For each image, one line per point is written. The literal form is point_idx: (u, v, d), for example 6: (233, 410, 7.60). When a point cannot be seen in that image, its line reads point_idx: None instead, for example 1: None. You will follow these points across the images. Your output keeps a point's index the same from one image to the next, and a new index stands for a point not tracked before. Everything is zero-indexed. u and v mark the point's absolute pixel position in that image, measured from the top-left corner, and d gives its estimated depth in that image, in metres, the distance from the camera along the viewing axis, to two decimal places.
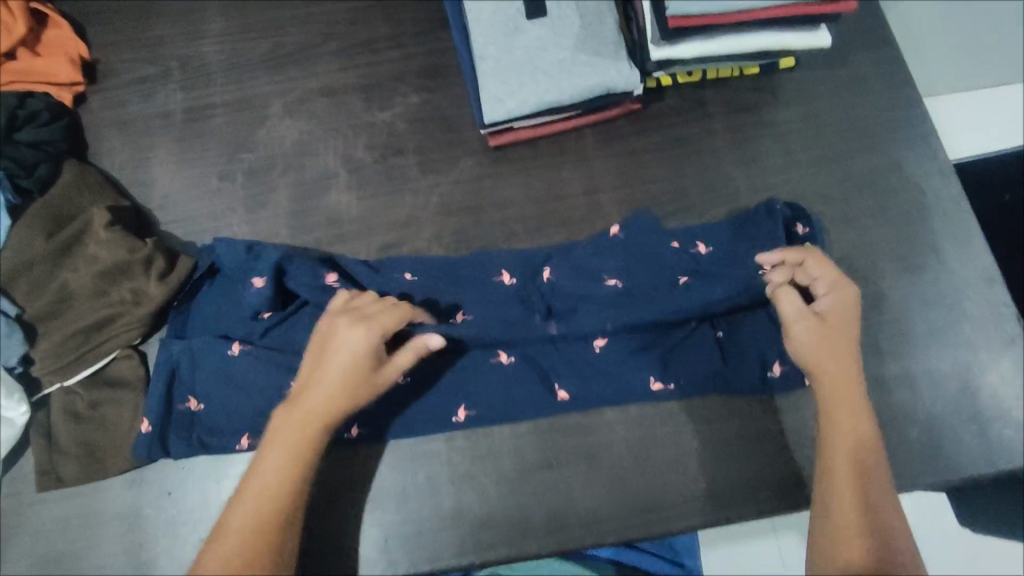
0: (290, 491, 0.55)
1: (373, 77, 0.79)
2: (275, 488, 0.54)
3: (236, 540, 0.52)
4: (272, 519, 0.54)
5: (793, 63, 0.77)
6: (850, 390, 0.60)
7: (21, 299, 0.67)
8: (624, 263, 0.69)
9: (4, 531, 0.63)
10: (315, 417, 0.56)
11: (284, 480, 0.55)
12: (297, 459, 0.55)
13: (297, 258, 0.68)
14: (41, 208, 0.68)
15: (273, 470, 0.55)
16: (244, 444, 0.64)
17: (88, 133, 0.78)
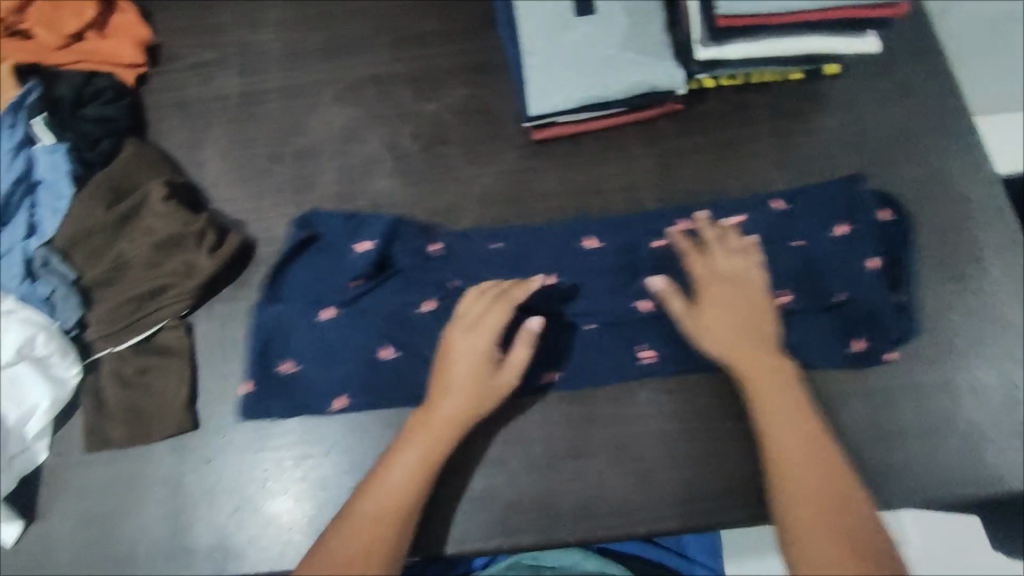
0: (413, 491, 0.58)
1: (422, 70, 0.81)
2: (388, 508, 0.57)
3: (366, 527, 0.56)
4: (400, 513, 0.57)
5: (836, 70, 0.78)
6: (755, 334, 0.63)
7: (80, 264, 0.69)
8: (659, 247, 0.71)
9: (51, 487, 0.66)
10: (453, 427, 0.61)
11: (404, 492, 0.58)
12: (426, 468, 0.59)
13: (405, 223, 0.73)
14: (102, 180, 0.71)
15: (400, 472, 0.59)
16: (338, 405, 0.66)
17: (147, 113, 0.81)
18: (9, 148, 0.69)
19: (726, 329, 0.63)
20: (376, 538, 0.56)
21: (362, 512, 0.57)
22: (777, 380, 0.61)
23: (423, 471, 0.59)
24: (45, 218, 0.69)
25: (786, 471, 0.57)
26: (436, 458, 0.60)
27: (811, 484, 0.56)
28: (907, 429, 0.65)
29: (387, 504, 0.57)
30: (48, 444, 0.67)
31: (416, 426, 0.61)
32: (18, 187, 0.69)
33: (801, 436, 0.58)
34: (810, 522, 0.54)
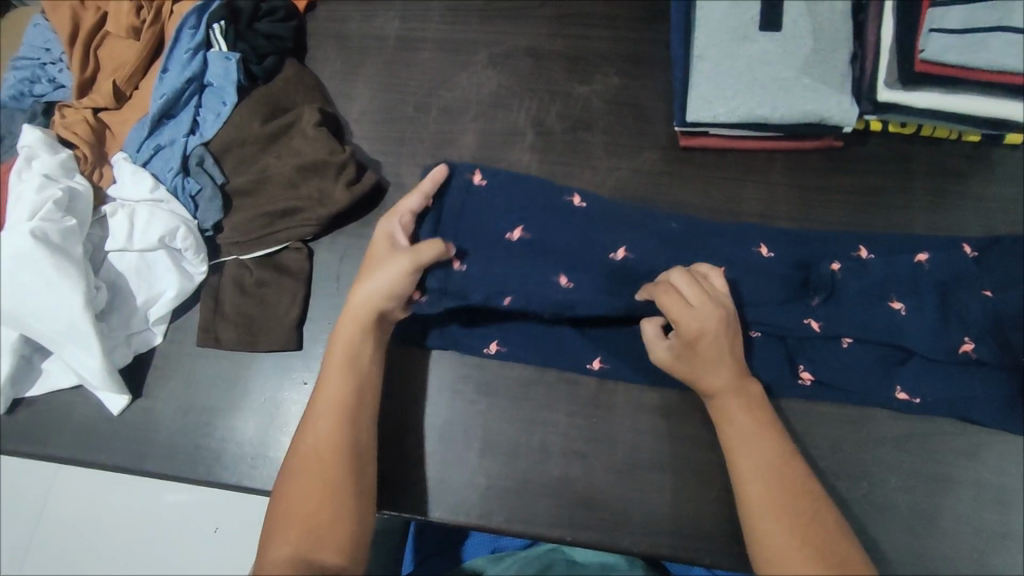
0: (352, 387, 0.60)
1: (580, 50, 0.80)
2: (335, 411, 0.59)
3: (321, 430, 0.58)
4: (345, 409, 0.59)
5: (1021, 140, 0.72)
6: (704, 359, 0.60)
7: (227, 171, 0.73)
8: (787, 280, 0.68)
9: (162, 370, 0.70)
10: (364, 322, 0.62)
11: (344, 395, 0.60)
12: (350, 365, 0.61)
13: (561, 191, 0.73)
14: (264, 94, 0.74)
15: (333, 374, 0.61)
16: (492, 348, 0.69)
17: (309, 39, 0.84)
18: (189, 47, 0.73)
19: (709, 365, 0.59)
20: (334, 441, 0.57)
21: (314, 419, 0.58)
22: (752, 428, 0.57)
23: (351, 370, 0.61)
24: (206, 120, 0.73)
25: (745, 468, 0.56)
26: (356, 355, 0.62)
27: (775, 497, 0.54)
28: (1012, 533, 0.61)
29: (331, 408, 0.59)
30: (164, 330, 0.71)
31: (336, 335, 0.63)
32: (190, 86, 0.72)
33: (765, 451, 0.56)
34: (775, 531, 0.53)
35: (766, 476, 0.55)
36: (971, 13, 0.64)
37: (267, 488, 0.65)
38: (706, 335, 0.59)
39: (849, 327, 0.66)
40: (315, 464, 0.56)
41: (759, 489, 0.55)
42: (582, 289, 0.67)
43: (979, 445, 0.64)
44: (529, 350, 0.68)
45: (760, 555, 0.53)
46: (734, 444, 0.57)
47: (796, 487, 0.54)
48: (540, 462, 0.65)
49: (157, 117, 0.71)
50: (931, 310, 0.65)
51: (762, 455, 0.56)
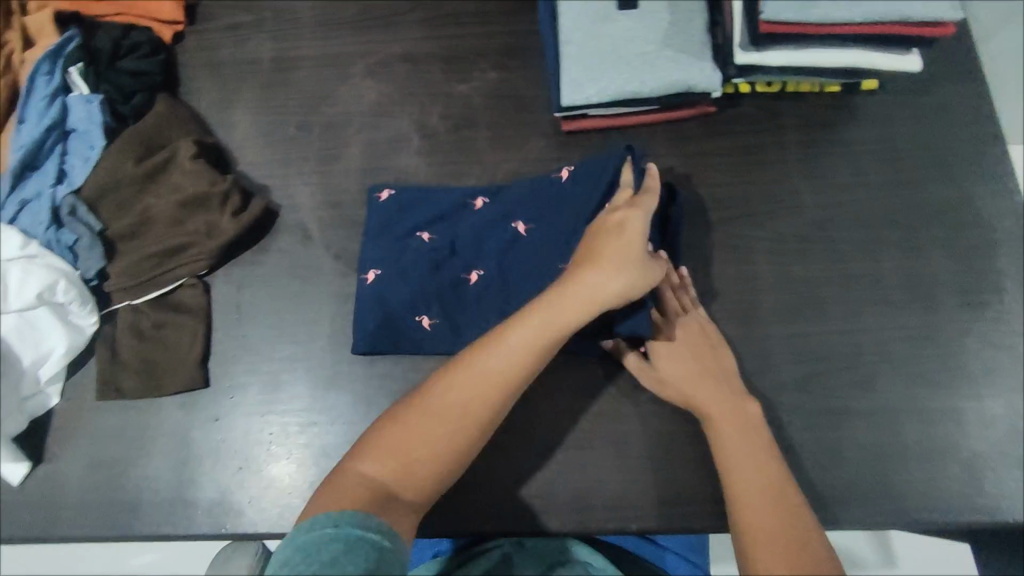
0: (526, 373, 0.59)
1: (456, 50, 0.81)
2: (504, 383, 0.59)
3: (467, 396, 0.58)
4: (504, 381, 0.59)
5: (875, 85, 0.76)
6: (700, 361, 0.65)
7: (105, 216, 0.70)
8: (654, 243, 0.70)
9: (62, 432, 0.67)
10: (598, 303, 0.60)
11: (509, 368, 0.59)
12: (541, 346, 0.59)
13: (433, 195, 0.73)
14: (135, 133, 0.72)
15: (512, 352, 0.59)
16: (362, 343, 0.68)
17: (181, 71, 0.82)
18: (44, 94, 0.70)
19: (693, 377, 0.64)
20: (484, 399, 0.58)
21: (462, 377, 0.59)
22: (737, 427, 0.61)
23: (548, 341, 0.59)
24: (75, 167, 0.70)
25: (728, 459, 0.59)
26: (563, 330, 0.59)
27: (756, 479, 0.58)
28: (909, 453, 0.64)
29: (513, 374, 0.59)
30: (61, 389, 0.68)
31: (508, 325, 0.60)
32: (51, 134, 0.69)
33: (751, 451, 0.59)
34: (750, 497, 0.57)
35: (752, 463, 0.59)
36: None
37: (190, 533, 0.64)
38: (677, 331, 0.67)
39: (726, 289, 0.70)
40: (446, 425, 0.58)
41: (745, 484, 0.58)
42: (428, 264, 0.70)
43: (871, 375, 0.67)
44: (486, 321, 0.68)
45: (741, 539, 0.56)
46: (721, 438, 0.61)
47: (774, 481, 0.57)
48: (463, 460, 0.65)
49: (19, 171, 0.68)
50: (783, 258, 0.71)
51: (748, 442, 0.60)
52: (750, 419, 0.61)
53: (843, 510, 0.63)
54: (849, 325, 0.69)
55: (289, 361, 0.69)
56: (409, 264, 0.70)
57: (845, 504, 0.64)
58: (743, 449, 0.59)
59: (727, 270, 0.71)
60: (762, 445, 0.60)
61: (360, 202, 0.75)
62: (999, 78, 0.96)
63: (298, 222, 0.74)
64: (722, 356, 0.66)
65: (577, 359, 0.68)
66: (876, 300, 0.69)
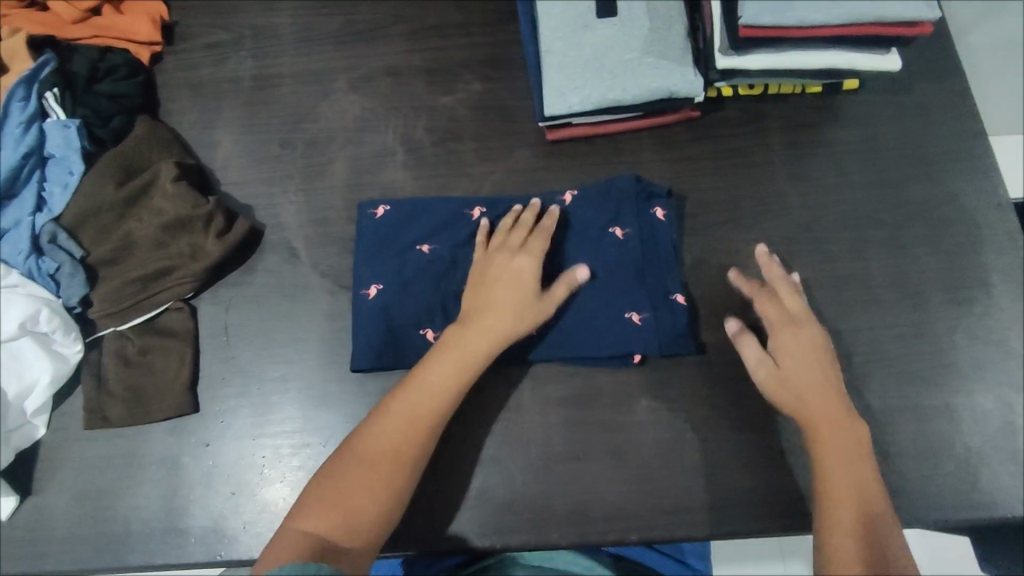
0: (444, 403, 0.60)
1: (438, 62, 0.80)
2: (420, 418, 0.60)
3: (394, 433, 0.59)
4: (428, 413, 0.60)
5: (855, 85, 0.76)
6: (816, 365, 0.63)
7: (87, 242, 0.69)
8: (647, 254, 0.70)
9: (49, 463, 0.65)
10: (489, 335, 0.62)
11: (437, 397, 0.60)
12: (456, 376, 0.61)
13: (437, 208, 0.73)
14: (115, 157, 0.71)
15: (432, 384, 0.61)
16: (364, 360, 0.66)
17: (161, 92, 0.81)
18: (21, 120, 0.69)
19: (816, 389, 0.61)
20: (410, 433, 0.59)
21: (389, 417, 0.60)
22: (842, 439, 0.59)
23: (461, 371, 0.61)
24: (54, 194, 0.69)
25: (834, 466, 0.58)
26: (470, 365, 0.62)
27: (851, 491, 0.57)
28: (905, 451, 0.64)
29: (425, 408, 0.60)
30: (47, 420, 0.66)
31: (427, 367, 0.62)
32: (28, 160, 0.68)
33: (857, 457, 0.59)
34: (845, 511, 0.56)
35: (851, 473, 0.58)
36: None
37: (184, 561, 0.62)
38: (799, 334, 0.64)
39: (716, 294, 0.70)
40: (375, 464, 0.57)
41: (838, 485, 0.58)
42: (431, 278, 0.69)
43: (864, 375, 0.67)
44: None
45: (824, 536, 0.55)
46: (825, 443, 0.59)
47: (868, 489, 0.57)
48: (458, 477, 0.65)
49: None
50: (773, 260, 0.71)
51: (854, 453, 0.59)
52: (857, 433, 0.60)
53: None
54: (840, 326, 0.69)
55: (280, 382, 0.68)
56: (408, 278, 0.69)
57: None
58: (846, 461, 0.58)
59: (717, 274, 0.71)
60: (864, 461, 0.59)
61: (347, 219, 0.74)
62: (979, 73, 0.97)
63: (284, 240, 0.73)
64: (835, 370, 0.63)
65: (571, 369, 0.68)
66: (866, 298, 0.69)
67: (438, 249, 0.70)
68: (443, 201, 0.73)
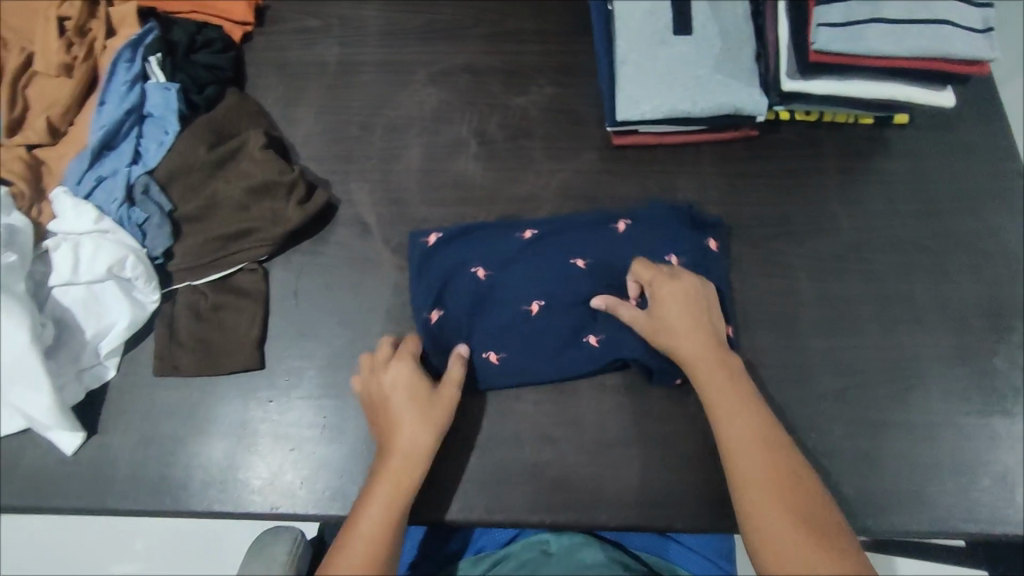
0: (388, 534, 0.58)
1: (514, 65, 0.85)
2: (372, 552, 0.56)
3: (352, 567, 0.55)
4: (379, 552, 0.57)
5: (906, 120, 0.81)
6: (702, 339, 0.65)
7: (175, 198, 0.72)
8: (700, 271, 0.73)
9: (117, 405, 0.67)
10: (424, 443, 0.62)
11: (381, 523, 0.58)
12: (394, 509, 0.59)
13: (492, 230, 0.75)
14: (208, 122, 0.75)
15: (370, 522, 0.58)
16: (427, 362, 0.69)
17: (248, 68, 0.85)
18: (126, 79, 0.73)
19: (694, 340, 0.65)
20: (368, 571, 0.55)
21: (343, 564, 0.56)
22: (735, 422, 0.61)
23: (398, 492, 0.60)
24: (149, 149, 0.72)
25: (734, 446, 0.60)
26: (401, 498, 0.60)
27: (760, 483, 0.58)
28: (943, 465, 0.67)
29: (372, 547, 0.57)
30: (118, 363, 0.68)
31: (360, 513, 0.59)
32: (129, 116, 0.72)
33: (757, 442, 0.60)
34: (762, 504, 0.57)
35: (752, 452, 0.59)
36: (850, 7, 0.70)
37: (242, 510, 0.64)
38: (674, 303, 0.66)
39: (768, 301, 0.74)
40: None
41: (753, 480, 0.58)
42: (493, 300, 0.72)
43: (907, 389, 0.70)
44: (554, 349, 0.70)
45: (744, 517, 0.58)
46: (722, 418, 0.61)
47: (805, 489, 0.58)
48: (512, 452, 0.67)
49: (97, 149, 0.70)
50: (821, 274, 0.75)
51: (747, 435, 0.60)
52: (764, 428, 0.61)
53: (881, 518, 0.65)
54: (885, 342, 0.72)
55: (346, 348, 0.71)
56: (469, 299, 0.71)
57: (884, 511, 0.66)
58: (754, 449, 0.59)
59: (769, 282, 0.74)
60: (784, 457, 0.59)
61: (419, 201, 0.78)
62: None
63: (358, 216, 0.77)
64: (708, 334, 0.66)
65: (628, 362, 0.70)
66: (910, 319, 0.73)
67: (492, 274, 0.73)
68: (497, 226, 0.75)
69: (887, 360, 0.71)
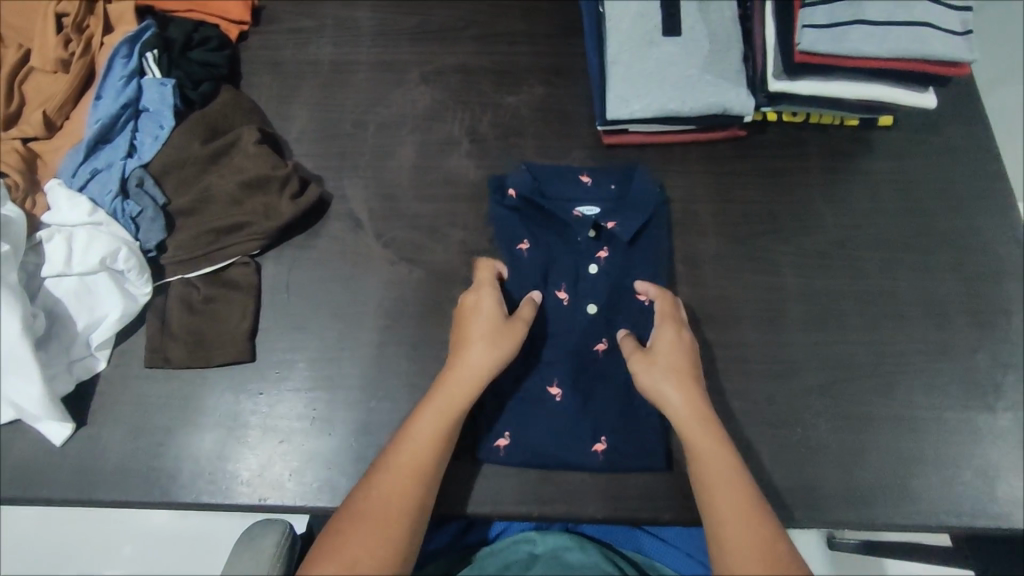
0: (434, 456, 0.61)
1: (506, 65, 0.87)
2: (418, 461, 0.60)
3: (411, 453, 0.60)
4: (427, 459, 0.60)
5: (891, 122, 0.82)
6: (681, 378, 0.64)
7: (169, 192, 0.73)
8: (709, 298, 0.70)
9: (107, 397, 0.68)
10: (465, 390, 0.63)
11: (439, 424, 0.62)
12: (447, 426, 0.62)
13: (560, 179, 0.77)
14: (202, 117, 0.76)
15: (431, 418, 0.62)
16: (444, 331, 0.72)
17: (243, 66, 0.86)
18: (123, 74, 0.74)
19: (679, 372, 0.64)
20: (415, 472, 0.59)
21: (389, 469, 0.59)
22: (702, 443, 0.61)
23: (450, 412, 0.62)
24: (144, 143, 0.73)
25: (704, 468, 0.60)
26: (458, 405, 0.62)
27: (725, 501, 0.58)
28: (926, 458, 0.68)
29: (417, 459, 0.60)
30: (108, 355, 0.69)
31: (417, 416, 0.62)
32: (125, 111, 0.73)
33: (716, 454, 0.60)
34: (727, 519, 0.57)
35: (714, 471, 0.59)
36: (834, 10, 0.72)
37: (231, 502, 0.64)
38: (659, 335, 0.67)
39: (754, 299, 0.74)
40: (389, 493, 0.58)
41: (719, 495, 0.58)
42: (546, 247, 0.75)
43: (890, 384, 0.71)
44: (565, 353, 0.70)
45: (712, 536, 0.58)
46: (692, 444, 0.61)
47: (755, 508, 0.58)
48: (505, 444, 0.67)
49: (93, 143, 0.71)
50: (806, 272, 0.76)
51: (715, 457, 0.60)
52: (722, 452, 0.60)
53: (866, 511, 0.66)
54: (868, 337, 0.73)
55: (336, 342, 0.71)
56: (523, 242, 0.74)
57: (867, 504, 0.66)
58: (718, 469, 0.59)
59: (755, 280, 0.75)
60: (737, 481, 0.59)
61: (410, 197, 0.78)
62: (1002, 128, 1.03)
63: (349, 211, 0.77)
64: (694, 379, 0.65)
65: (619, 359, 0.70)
66: (893, 315, 0.74)
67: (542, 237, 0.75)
68: (570, 176, 0.78)
69: (871, 355, 0.72)
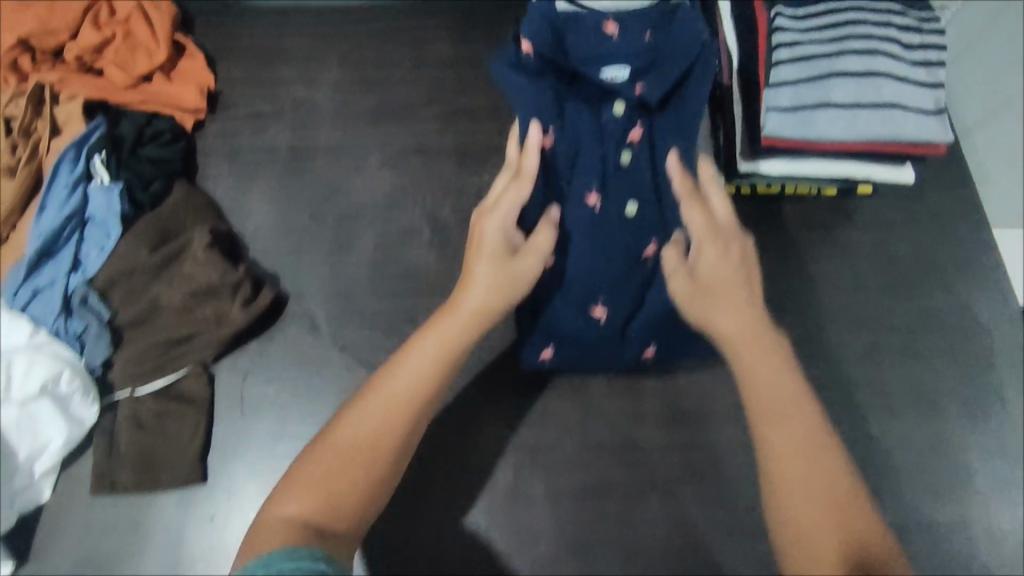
0: (420, 405, 0.54)
1: (469, 145, 0.84)
2: (399, 405, 0.53)
3: (383, 421, 0.53)
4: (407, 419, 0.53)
5: (870, 190, 0.78)
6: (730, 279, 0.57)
7: (115, 304, 0.71)
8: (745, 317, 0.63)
9: (53, 530, 0.65)
10: (453, 358, 0.55)
11: (426, 368, 0.55)
12: (441, 364, 0.55)
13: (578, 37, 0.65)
14: (153, 222, 0.73)
15: (411, 380, 0.54)
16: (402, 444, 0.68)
17: (199, 157, 0.84)
18: (67, 183, 0.72)
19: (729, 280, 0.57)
20: (397, 412, 0.53)
21: (371, 400, 0.53)
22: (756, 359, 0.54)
23: (432, 386, 0.54)
24: (89, 256, 0.71)
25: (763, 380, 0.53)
26: (452, 357, 0.56)
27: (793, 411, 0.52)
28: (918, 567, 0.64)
29: (397, 408, 0.53)
30: (53, 483, 0.66)
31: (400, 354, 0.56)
32: (69, 222, 0.71)
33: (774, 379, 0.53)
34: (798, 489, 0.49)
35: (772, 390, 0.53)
36: (799, 92, 0.67)
37: None
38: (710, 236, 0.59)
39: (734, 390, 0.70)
40: (362, 444, 0.52)
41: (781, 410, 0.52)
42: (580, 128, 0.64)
43: (879, 483, 0.67)
44: (602, 250, 0.64)
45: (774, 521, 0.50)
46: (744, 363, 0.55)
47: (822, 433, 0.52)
48: (550, 355, 0.67)
49: (35, 259, 0.69)
50: None
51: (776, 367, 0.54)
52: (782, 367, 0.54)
53: None
54: (855, 431, 0.69)
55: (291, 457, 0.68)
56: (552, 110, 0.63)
57: None
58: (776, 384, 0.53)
59: None
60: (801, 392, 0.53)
61: (368, 293, 0.75)
62: None
63: (306, 312, 0.74)
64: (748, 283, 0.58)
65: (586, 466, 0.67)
66: (881, 405, 0.70)
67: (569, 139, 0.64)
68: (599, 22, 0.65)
69: (858, 451, 0.68)
